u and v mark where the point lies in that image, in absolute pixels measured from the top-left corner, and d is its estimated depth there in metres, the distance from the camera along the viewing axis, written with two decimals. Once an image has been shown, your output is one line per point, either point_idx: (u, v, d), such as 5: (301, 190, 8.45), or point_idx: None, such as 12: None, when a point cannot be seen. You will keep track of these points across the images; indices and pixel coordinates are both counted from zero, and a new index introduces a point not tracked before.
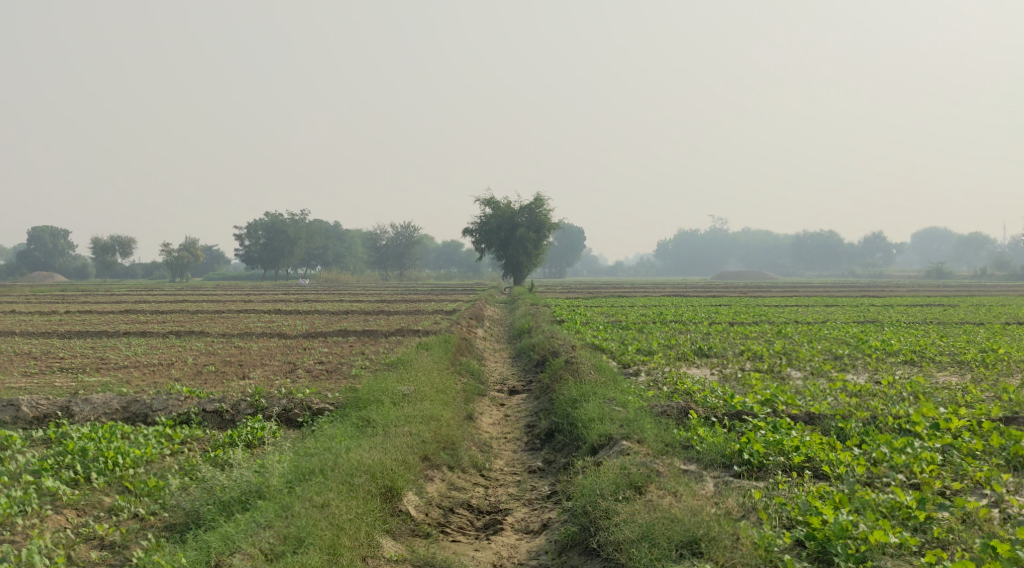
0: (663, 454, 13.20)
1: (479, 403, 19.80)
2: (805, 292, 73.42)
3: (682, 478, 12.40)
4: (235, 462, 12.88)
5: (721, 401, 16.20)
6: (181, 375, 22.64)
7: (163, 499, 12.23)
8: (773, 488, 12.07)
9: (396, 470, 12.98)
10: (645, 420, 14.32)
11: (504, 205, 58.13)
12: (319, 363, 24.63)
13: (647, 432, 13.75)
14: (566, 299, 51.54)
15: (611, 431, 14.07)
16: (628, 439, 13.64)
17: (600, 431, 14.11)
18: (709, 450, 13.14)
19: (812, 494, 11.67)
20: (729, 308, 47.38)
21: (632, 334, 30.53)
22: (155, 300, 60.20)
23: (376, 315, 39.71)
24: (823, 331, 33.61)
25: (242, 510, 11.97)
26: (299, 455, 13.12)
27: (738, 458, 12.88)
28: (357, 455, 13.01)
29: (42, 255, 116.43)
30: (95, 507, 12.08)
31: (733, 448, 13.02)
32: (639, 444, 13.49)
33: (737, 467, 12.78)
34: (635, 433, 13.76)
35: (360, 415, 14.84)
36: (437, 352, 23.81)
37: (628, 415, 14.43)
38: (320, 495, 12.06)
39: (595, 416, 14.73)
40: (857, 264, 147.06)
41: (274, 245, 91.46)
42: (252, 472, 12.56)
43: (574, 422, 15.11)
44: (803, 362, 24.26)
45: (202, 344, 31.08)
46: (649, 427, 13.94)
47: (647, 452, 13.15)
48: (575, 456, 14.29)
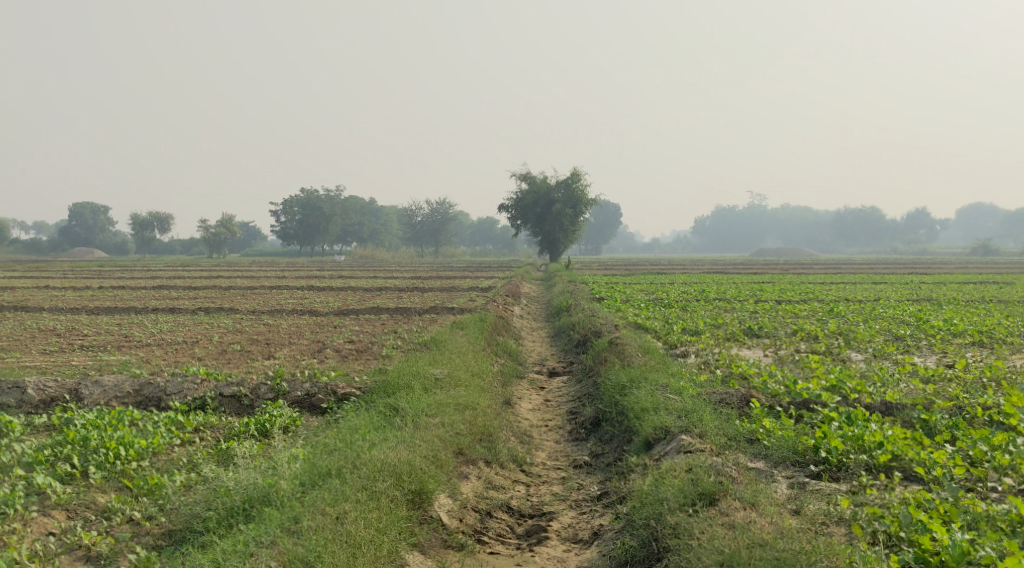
0: (728, 451, 11.82)
1: (517, 388, 18.44)
2: (848, 270, 71.05)
3: (756, 485, 11.00)
4: (245, 459, 11.66)
5: (783, 387, 14.77)
6: (205, 355, 21.59)
7: (162, 501, 11.08)
8: (863, 496, 10.74)
9: (425, 471, 11.70)
10: (707, 411, 12.92)
11: (540, 180, 56.61)
12: (349, 342, 23.48)
13: (710, 424, 12.37)
14: (604, 275, 49.98)
15: (667, 423, 12.69)
16: (687, 434, 12.27)
17: (654, 423, 12.76)
18: (779, 446, 11.77)
19: (911, 504, 10.36)
20: (774, 285, 45.57)
21: (676, 312, 29.00)
22: (189, 276, 59.36)
23: (410, 292, 38.43)
24: (877, 309, 31.93)
25: (245, 521, 10.77)
26: (318, 450, 11.87)
27: (813, 455, 11.53)
28: (381, 454, 11.71)
29: (83, 231, 117.12)
30: (88, 508, 10.96)
31: (807, 443, 11.64)
32: (700, 439, 12.12)
33: (813, 466, 11.42)
34: (696, 426, 12.37)
35: (388, 403, 13.56)
36: (472, 331, 22.45)
37: (686, 405, 13.02)
38: (335, 505, 10.81)
39: (649, 406, 13.33)
40: (901, 240, 143.87)
41: (310, 221, 90.65)
42: (261, 472, 11.33)
43: (624, 412, 13.76)
44: (862, 344, 22.64)
45: (230, 321, 29.95)
46: (710, 418, 12.55)
47: (711, 450, 11.77)
48: (627, 452, 12.92)
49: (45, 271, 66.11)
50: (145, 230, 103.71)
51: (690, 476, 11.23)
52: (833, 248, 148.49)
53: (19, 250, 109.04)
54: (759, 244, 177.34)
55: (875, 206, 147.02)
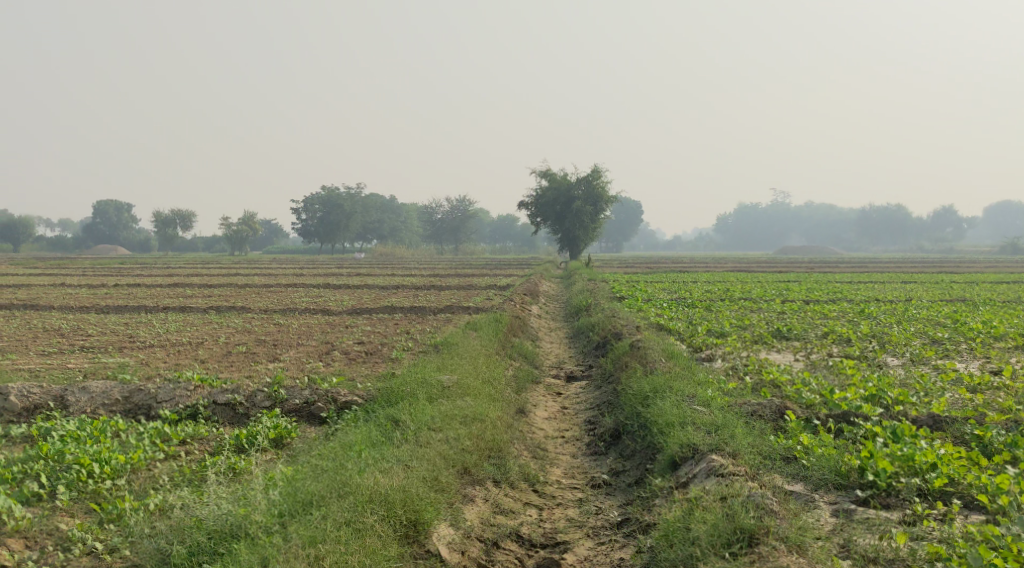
0: (763, 473, 10.79)
1: (532, 393, 17.42)
2: (875, 268, 69.39)
3: (799, 520, 10.00)
4: (224, 482, 10.74)
5: (821, 398, 13.71)
6: (208, 357, 20.67)
7: (128, 530, 10.18)
8: (918, 530, 9.78)
9: (422, 499, 10.72)
10: (738, 424, 11.88)
11: (560, 177, 55.52)
12: (359, 344, 22.50)
13: (742, 440, 11.36)
14: (625, 274, 48.90)
15: (694, 440, 11.60)
16: (716, 453, 11.21)
17: (681, 440, 11.68)
18: (819, 468, 10.78)
19: (977, 543, 9.37)
20: (800, 284, 44.37)
21: (700, 313, 27.90)
22: (206, 274, 58.70)
23: (426, 290, 37.51)
24: (910, 310, 30.66)
25: (215, 558, 9.84)
26: (304, 472, 10.92)
27: (859, 479, 10.54)
28: (373, 481, 10.73)
29: (106, 227, 117.08)
30: (49, 536, 10.09)
31: (851, 464, 10.66)
32: (733, 458, 11.06)
33: (859, 492, 10.44)
34: (727, 444, 11.31)
35: (390, 416, 12.57)
36: (486, 333, 21.44)
37: (715, 418, 11.96)
38: (314, 544, 9.86)
39: (674, 420, 12.26)
40: (926, 238, 141.85)
41: (329, 219, 89.88)
42: (238, 498, 10.39)
43: (647, 426, 12.70)
44: (897, 348, 21.50)
45: (240, 320, 29.08)
46: (742, 434, 11.49)
47: (744, 474, 10.70)
48: (651, 472, 11.85)
49: (64, 269, 65.60)
50: (166, 227, 103.43)
51: (720, 509, 10.17)
52: (857, 246, 146.67)
53: (43, 247, 109.16)
54: (782, 242, 175.57)
55: (900, 204, 145.02)
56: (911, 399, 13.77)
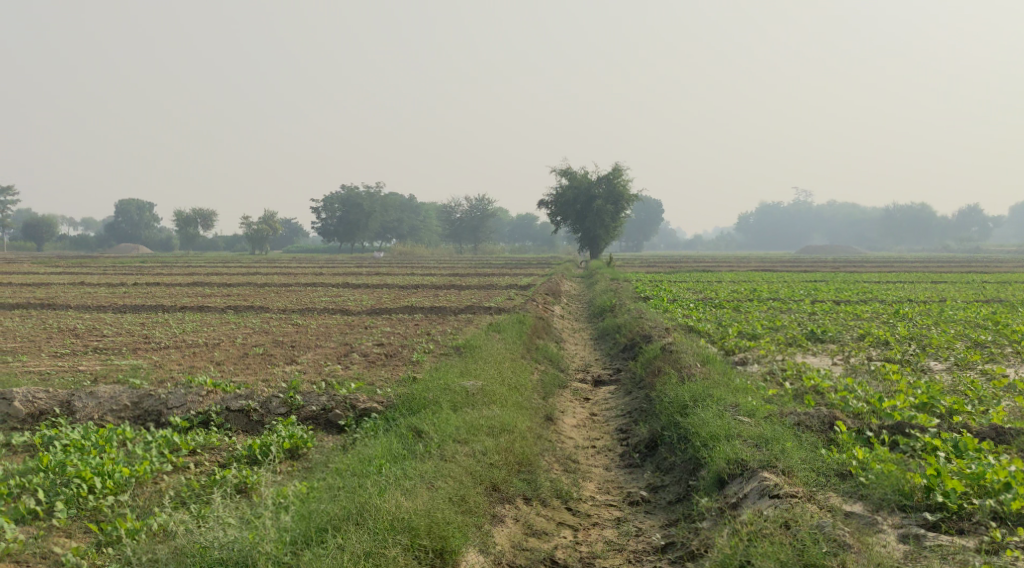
0: (819, 493, 10.19)
1: (560, 399, 16.65)
2: (901, 268, 68.27)
3: (874, 553, 9.32)
4: (230, 502, 10.04)
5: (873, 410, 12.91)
6: (224, 359, 20.01)
7: (127, 553, 9.50)
8: (1000, 560, 9.16)
9: (447, 525, 9.99)
10: (789, 439, 11.19)
11: (581, 175, 54.67)
12: (379, 346, 21.80)
13: (795, 456, 10.72)
14: (648, 273, 48.11)
15: (742, 456, 10.99)
16: (769, 470, 10.61)
17: (728, 456, 11.06)
18: (881, 488, 10.12)
19: None
20: (829, 284, 43.43)
21: (730, 314, 27.03)
22: (226, 273, 58.15)
23: (448, 290, 36.76)
24: (947, 311, 29.63)
25: None
26: (318, 494, 10.21)
27: (927, 501, 9.92)
28: (393, 504, 10.01)
29: (128, 226, 117.25)
30: (43, 559, 9.43)
31: (916, 483, 10.04)
32: (787, 476, 10.47)
33: (928, 515, 9.80)
34: (778, 459, 10.70)
35: (413, 427, 11.86)
36: (510, 336, 20.69)
37: (763, 431, 11.29)
38: None
39: (720, 434, 11.55)
40: (952, 238, 140.04)
41: (349, 218, 89.32)
42: (246, 523, 9.70)
43: (689, 439, 11.95)
44: (939, 352, 20.62)
45: (258, 321, 28.40)
46: (794, 451, 10.82)
47: (803, 495, 10.12)
48: (695, 490, 11.17)
49: (85, 267, 65.29)
50: (188, 226, 103.21)
51: (786, 540, 9.54)
52: (880, 246, 145.03)
53: (65, 246, 109.27)
54: (804, 241, 173.80)
55: (925, 203, 143.33)
56: (968, 408, 12.99)
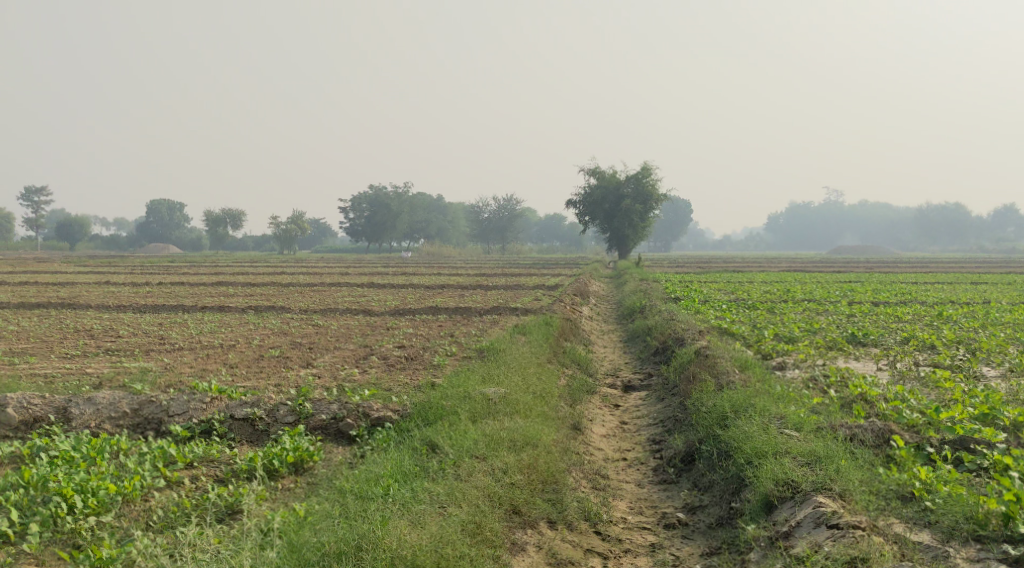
0: (881, 521, 9.42)
1: (588, 407, 15.66)
2: (937, 269, 66.77)
3: None
4: (216, 532, 9.31)
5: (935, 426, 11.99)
6: (237, 361, 19.15)
7: None
8: None
9: (459, 559, 9.12)
10: (843, 457, 10.35)
11: (609, 174, 53.59)
12: (399, 348, 20.89)
13: (852, 477, 9.92)
14: (678, 273, 47.00)
15: (793, 476, 10.15)
16: (824, 494, 9.81)
17: (776, 475, 10.22)
18: (952, 516, 9.29)
19: None
20: (864, 285, 42.27)
21: (764, 316, 25.93)
22: (252, 272, 57.53)
23: (474, 291, 35.82)
24: (992, 314, 28.38)
25: None
26: (313, 524, 9.43)
27: (1007, 532, 9.07)
28: (399, 535, 9.16)
29: (160, 226, 117.54)
30: None
31: (991, 509, 9.23)
32: (843, 500, 9.70)
33: (1008, 548, 8.94)
34: (834, 481, 9.91)
35: (428, 441, 11.05)
36: (535, 338, 19.74)
37: (815, 448, 10.44)
38: None
39: (768, 452, 10.66)
40: (987, 238, 137.72)
41: (376, 218, 88.67)
42: (232, 558, 8.95)
43: (732, 456, 11.05)
44: (991, 359, 19.48)
45: (278, 321, 27.56)
46: (854, 473, 9.99)
47: (866, 526, 9.32)
48: (740, 513, 10.32)
49: (113, 266, 65.09)
50: (218, 227, 103.11)
51: None
52: (912, 246, 143.12)
53: (98, 246, 109.58)
54: (837, 242, 171.42)
55: (960, 203, 140.91)
56: None
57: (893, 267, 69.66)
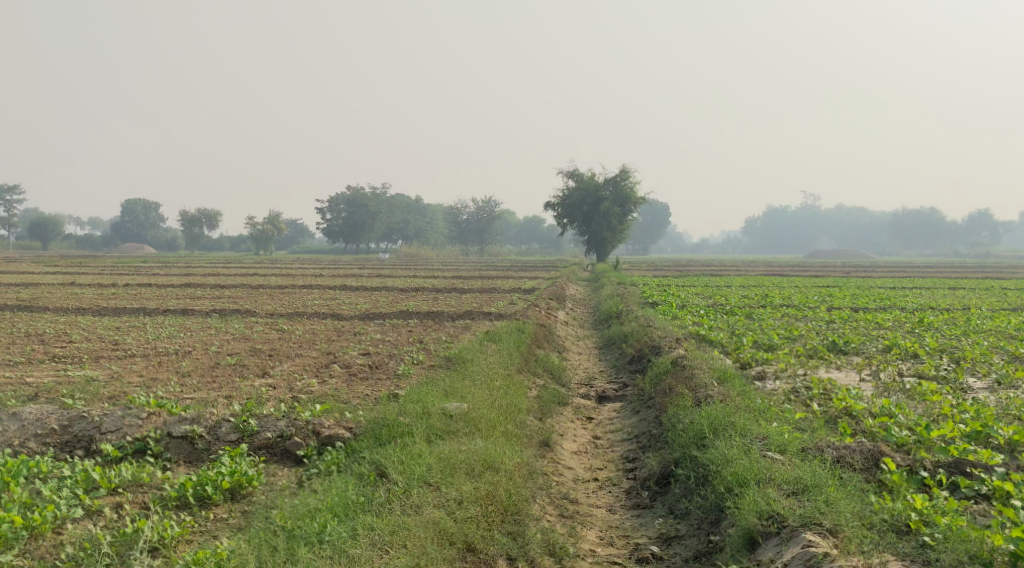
0: (877, 559, 9.05)
1: (559, 420, 14.77)
2: (913, 273, 66.67)
3: None
4: None
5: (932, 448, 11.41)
6: (192, 368, 18.17)
7: None
8: None
9: None
10: (833, 487, 9.92)
11: (587, 176, 52.79)
12: (363, 356, 19.97)
13: (843, 510, 9.53)
14: (656, 277, 46.24)
15: (777, 510, 9.75)
16: (812, 531, 9.42)
17: (759, 509, 9.80)
18: (956, 555, 8.89)
19: None
20: (843, 290, 41.72)
21: (743, 321, 25.19)
22: (223, 273, 56.21)
23: (447, 294, 34.76)
24: (973, 320, 27.82)
25: None
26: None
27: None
28: None
29: (134, 226, 115.68)
30: None
31: (997, 546, 8.83)
32: (835, 537, 9.32)
33: None
34: (824, 516, 9.51)
35: (377, 468, 10.77)
36: (506, 346, 18.86)
37: (802, 476, 10.06)
38: None
39: (751, 480, 10.24)
40: (961, 243, 138.04)
41: (354, 219, 87.43)
42: None
43: (712, 483, 10.59)
44: (976, 368, 18.88)
45: (241, 326, 26.49)
46: (847, 506, 9.57)
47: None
48: (719, 549, 9.94)
49: (82, 267, 63.71)
50: (193, 227, 101.57)
51: None
52: (887, 251, 143.24)
53: (71, 245, 107.72)
54: (813, 245, 171.66)
55: (935, 208, 141.22)
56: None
57: (869, 271, 69.57)
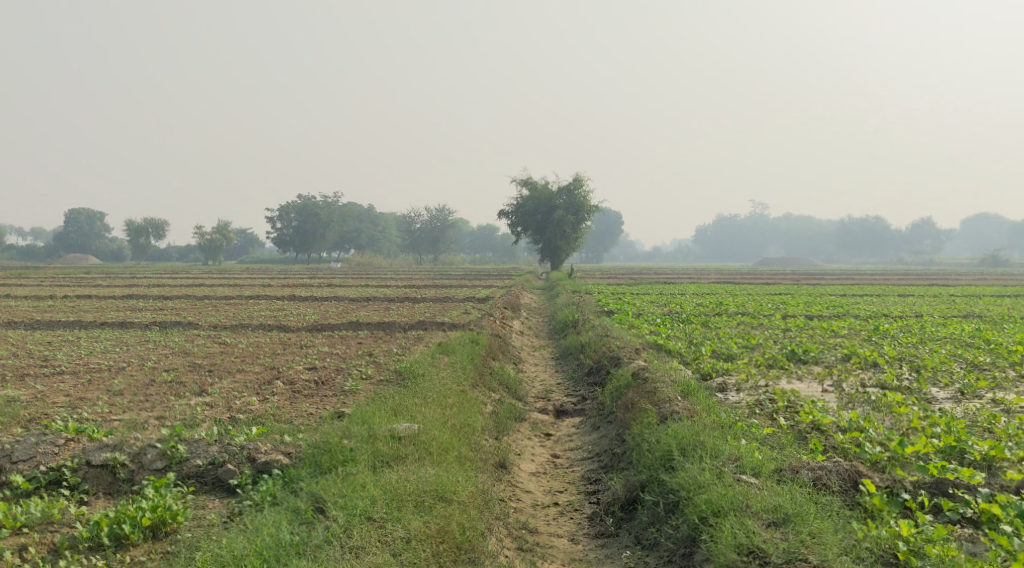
0: None
1: (515, 439, 13.99)
2: (859, 280, 67.01)
3: None
4: None
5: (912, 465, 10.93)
6: (125, 386, 17.12)
7: None
8: None
9: None
10: (814, 515, 9.65)
11: (540, 184, 52.15)
12: (309, 370, 19.05)
13: (829, 543, 9.30)
14: (609, 285, 45.67)
15: (757, 544, 9.43)
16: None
17: (732, 545, 9.48)
18: None
19: None
20: (795, 297, 41.45)
21: (700, 330, 24.61)
22: (167, 284, 54.57)
23: (398, 304, 33.83)
24: (928, 327, 27.55)
25: None
26: None
27: None
28: None
29: (78, 236, 112.95)
30: None
31: None
32: None
33: None
34: (809, 552, 9.24)
35: (315, 502, 10.23)
36: (459, 359, 18.03)
37: (781, 505, 9.72)
38: None
39: (724, 509, 9.88)
40: (905, 251, 139.81)
41: (306, 228, 85.93)
42: None
43: (683, 513, 10.22)
44: (938, 377, 18.47)
45: (181, 340, 25.32)
46: (833, 540, 9.33)
47: None
48: None
49: (20, 279, 61.52)
50: (139, 237, 99.25)
51: None
52: (833, 259, 144.48)
53: (12, 257, 104.72)
54: (762, 253, 172.93)
55: (880, 217, 142.92)
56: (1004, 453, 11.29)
57: (815, 278, 69.98)
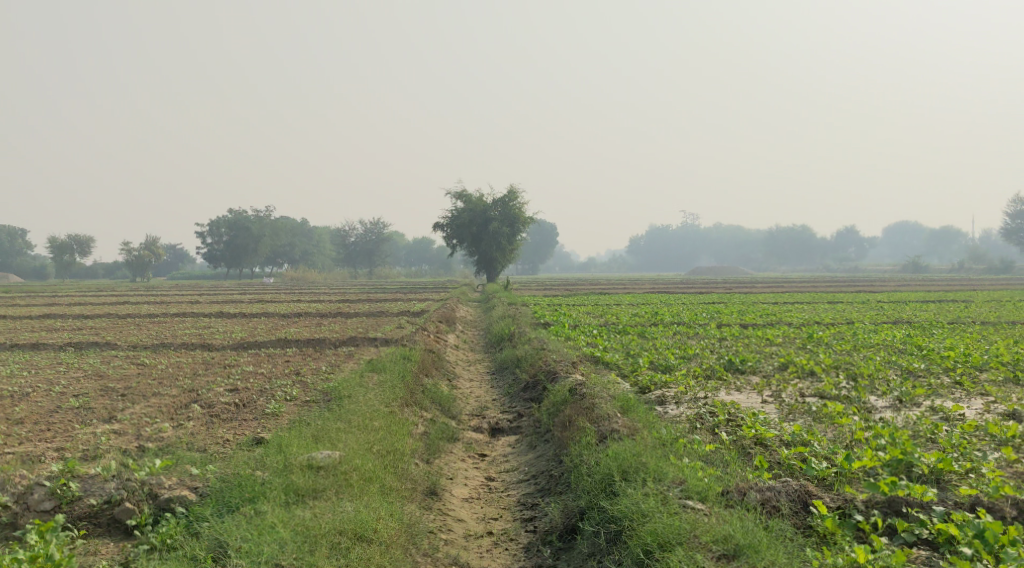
0: None
1: (449, 460, 13.30)
2: (789, 288, 67.64)
3: None
4: None
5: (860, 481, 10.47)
6: (29, 413, 15.97)
7: None
8: None
9: None
10: (766, 544, 9.12)
11: (475, 196, 51.45)
12: (231, 392, 18.05)
13: None
14: (544, 296, 45.11)
15: None
16: None
17: None
18: None
19: None
20: (729, 305, 41.30)
21: (637, 342, 24.07)
22: (88, 302, 52.61)
23: (330, 320, 32.80)
24: (863, 334, 27.40)
25: None
26: None
27: None
28: None
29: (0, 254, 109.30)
30: None
31: None
32: None
33: None
34: None
35: (219, 547, 9.48)
36: (390, 377, 17.16)
37: (730, 534, 9.20)
38: None
39: (669, 540, 9.34)
40: (832, 258, 141.99)
41: (236, 242, 84.06)
42: None
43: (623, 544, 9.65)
44: (877, 385, 18.12)
45: (96, 361, 24.01)
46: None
47: None
48: None
49: None
50: (64, 254, 96.27)
51: None
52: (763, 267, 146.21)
53: None
54: (694, 262, 174.38)
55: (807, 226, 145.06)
56: (950, 465, 10.87)
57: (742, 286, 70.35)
